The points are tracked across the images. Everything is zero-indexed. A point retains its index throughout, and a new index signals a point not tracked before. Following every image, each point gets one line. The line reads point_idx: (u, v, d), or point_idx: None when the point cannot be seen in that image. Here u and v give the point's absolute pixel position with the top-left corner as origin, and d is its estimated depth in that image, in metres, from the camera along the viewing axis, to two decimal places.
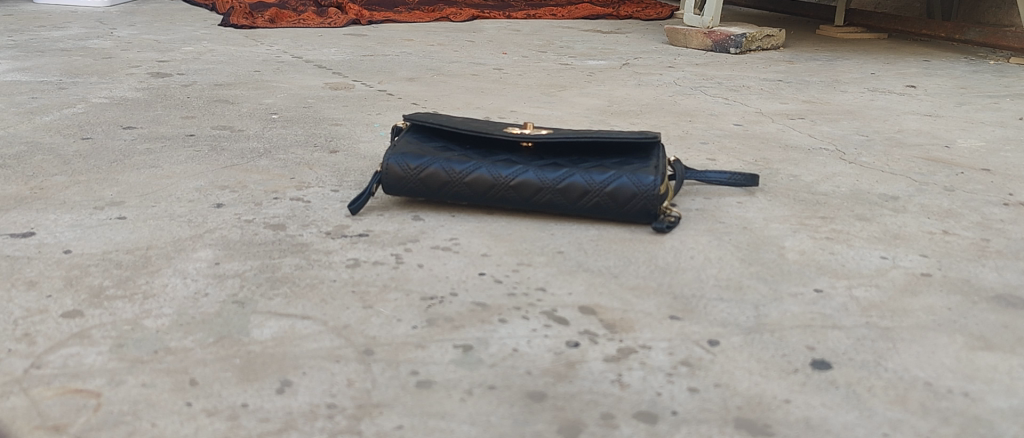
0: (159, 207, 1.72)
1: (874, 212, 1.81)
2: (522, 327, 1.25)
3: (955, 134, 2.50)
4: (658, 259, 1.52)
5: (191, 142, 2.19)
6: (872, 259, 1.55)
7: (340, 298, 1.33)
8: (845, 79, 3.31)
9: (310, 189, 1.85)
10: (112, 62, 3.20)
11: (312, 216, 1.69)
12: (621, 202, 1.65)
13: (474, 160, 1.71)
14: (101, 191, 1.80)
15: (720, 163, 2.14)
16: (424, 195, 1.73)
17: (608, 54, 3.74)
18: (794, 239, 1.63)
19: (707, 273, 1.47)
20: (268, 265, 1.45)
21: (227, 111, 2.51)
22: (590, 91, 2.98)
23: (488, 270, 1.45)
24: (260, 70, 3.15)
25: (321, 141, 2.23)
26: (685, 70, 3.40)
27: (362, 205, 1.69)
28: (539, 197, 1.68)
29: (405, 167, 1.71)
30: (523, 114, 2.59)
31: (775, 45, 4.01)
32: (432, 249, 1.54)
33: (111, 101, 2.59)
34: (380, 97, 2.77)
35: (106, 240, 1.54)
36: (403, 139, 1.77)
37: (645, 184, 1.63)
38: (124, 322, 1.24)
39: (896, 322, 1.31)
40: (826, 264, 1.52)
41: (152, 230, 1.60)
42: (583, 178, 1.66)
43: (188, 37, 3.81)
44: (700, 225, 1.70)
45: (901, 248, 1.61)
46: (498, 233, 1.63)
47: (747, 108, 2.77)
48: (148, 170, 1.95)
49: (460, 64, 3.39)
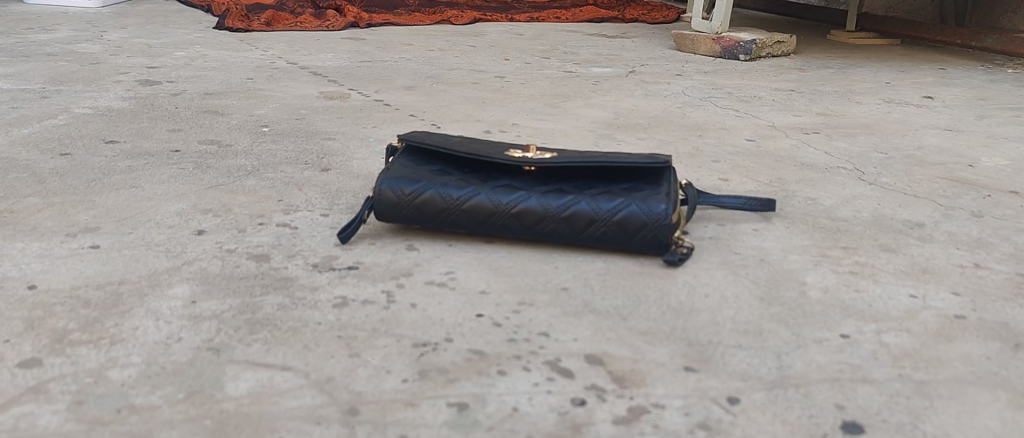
0: (136, 234, 1.61)
1: (899, 242, 1.69)
2: (523, 381, 1.14)
3: (978, 151, 2.38)
4: (670, 297, 1.41)
5: (175, 159, 2.07)
6: (900, 298, 1.44)
7: (324, 345, 1.22)
8: (858, 89, 3.19)
9: (298, 213, 1.74)
10: (100, 68, 3.09)
11: (299, 246, 1.58)
12: (630, 233, 1.54)
13: (472, 185, 1.59)
14: (75, 215, 1.69)
15: (733, 184, 2.03)
16: (420, 222, 1.61)
17: (613, 60, 3.63)
18: (816, 274, 1.52)
19: (723, 315, 1.35)
20: (248, 304, 1.34)
21: (216, 123, 2.40)
22: (596, 102, 2.86)
23: (487, 311, 1.34)
24: (252, 78, 3.03)
25: (312, 158, 2.12)
26: (692, 79, 3.28)
27: (353, 232, 1.58)
28: (542, 226, 1.56)
29: (400, 193, 1.60)
30: (526, 129, 2.48)
31: (786, 51, 3.89)
32: (426, 286, 1.43)
33: (96, 112, 2.48)
34: (377, 109, 2.66)
35: (76, 274, 1.43)
36: (397, 162, 1.66)
37: (656, 213, 1.53)
38: (87, 373, 1.13)
39: (931, 374, 1.20)
40: (852, 304, 1.41)
41: (127, 262, 1.49)
42: (589, 205, 1.55)
43: (180, 40, 3.69)
44: (714, 256, 1.58)
45: (931, 284, 1.50)
46: (499, 265, 1.52)
47: (760, 121, 2.65)
48: (128, 191, 1.84)
49: (461, 72, 3.27)
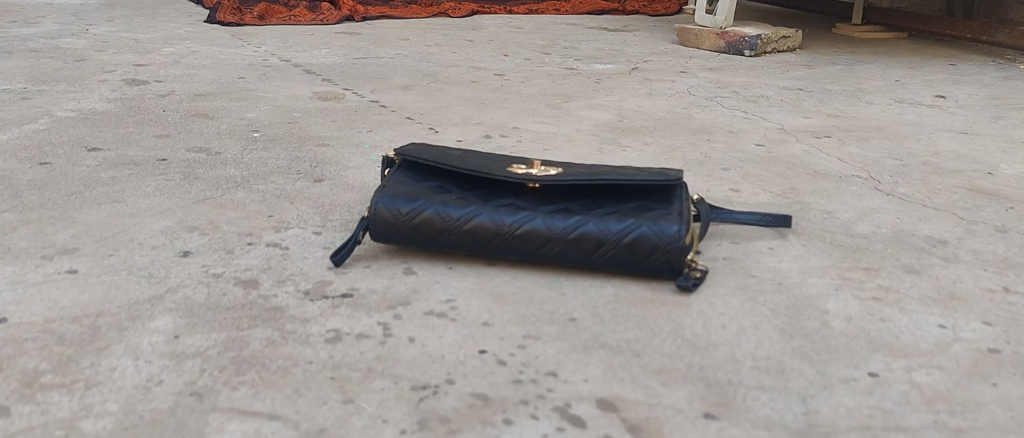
0: (117, 256, 1.52)
1: (922, 262, 1.61)
2: (530, 432, 1.05)
3: (997, 157, 2.29)
4: (685, 329, 1.32)
5: (161, 168, 1.98)
6: (928, 328, 1.36)
7: (316, 389, 1.13)
8: (868, 87, 3.10)
9: (289, 230, 1.65)
10: (84, 65, 2.98)
11: (289, 269, 1.49)
12: (641, 256, 1.45)
13: (473, 205, 1.50)
14: (53, 235, 1.60)
15: (745, 195, 1.94)
16: (418, 244, 1.52)
17: (615, 56, 3.53)
18: (838, 301, 1.44)
19: (743, 350, 1.27)
20: (234, 339, 1.25)
21: (205, 128, 2.31)
22: (599, 102, 2.77)
23: (490, 347, 1.25)
24: (243, 77, 2.93)
25: (305, 167, 2.03)
26: (697, 77, 3.19)
27: (346, 255, 1.49)
28: (547, 248, 1.47)
29: (396, 213, 1.50)
30: (528, 133, 2.39)
31: (792, 46, 3.80)
32: (425, 316, 1.34)
33: (79, 115, 2.38)
34: (372, 110, 2.56)
35: (51, 304, 1.34)
36: (393, 178, 1.56)
37: (668, 235, 1.44)
38: (59, 424, 1.04)
39: (969, 420, 1.11)
40: (878, 336, 1.32)
41: (106, 289, 1.40)
42: (597, 227, 1.46)
43: (169, 35, 3.58)
44: (729, 280, 1.50)
45: (960, 312, 1.41)
46: (501, 291, 1.43)
47: (769, 123, 2.56)
48: (110, 206, 1.74)
49: (459, 69, 3.18)
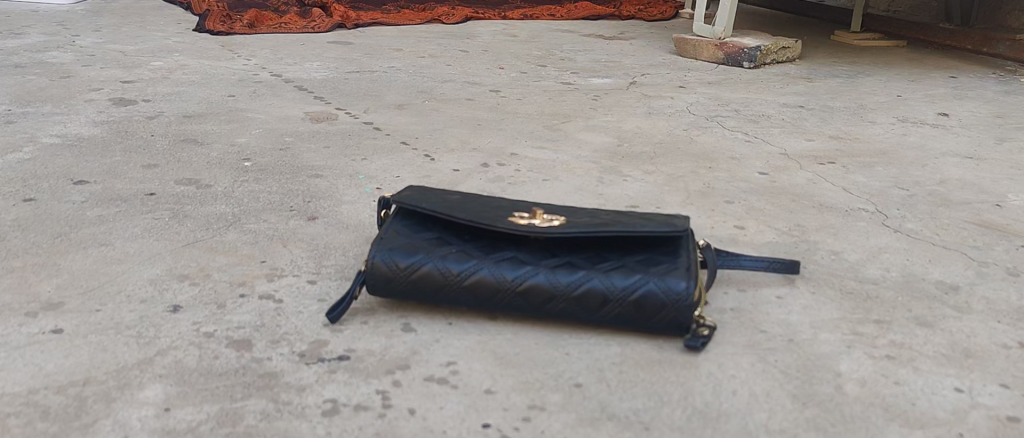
0: (104, 311, 1.46)
1: (934, 312, 1.56)
2: None
3: (1003, 186, 2.25)
4: (695, 396, 1.28)
5: (150, 205, 1.92)
6: (944, 393, 1.31)
7: None
8: (869, 104, 3.06)
9: (283, 279, 1.60)
10: (70, 82, 2.91)
11: (284, 326, 1.43)
12: (648, 314, 1.40)
13: (474, 258, 1.45)
14: (37, 286, 1.54)
15: (749, 232, 1.89)
16: (417, 298, 1.47)
17: (612, 69, 3.48)
18: (851, 360, 1.39)
19: (755, 422, 1.22)
20: (227, 412, 1.20)
21: (195, 157, 2.25)
22: (597, 123, 2.72)
23: (493, 420, 1.20)
24: (233, 95, 2.87)
25: (298, 202, 1.98)
26: (696, 92, 3.14)
27: (342, 311, 1.44)
28: (551, 304, 1.43)
29: (394, 267, 1.45)
30: (526, 159, 2.33)
31: (791, 57, 3.76)
32: (426, 382, 1.29)
33: (64, 142, 2.32)
34: (366, 134, 2.51)
35: (35, 371, 1.29)
36: (391, 228, 1.51)
37: (676, 292, 1.39)
38: None
39: None
40: (894, 403, 1.28)
41: (94, 352, 1.34)
42: (602, 282, 1.41)
43: (158, 47, 3.52)
44: (738, 336, 1.45)
45: (976, 373, 1.37)
46: (504, 352, 1.38)
47: (770, 148, 2.51)
48: (96, 251, 1.69)
49: (454, 85, 3.12)
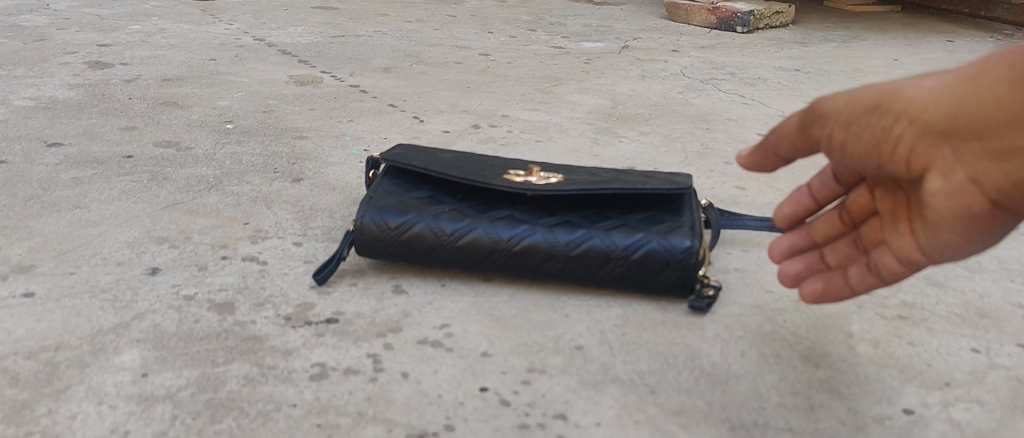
0: (78, 275, 1.39)
1: (945, 272, 1.51)
2: None
3: None
4: (702, 357, 1.22)
5: (127, 168, 1.84)
6: (961, 354, 1.26)
7: None
8: (866, 67, 3.00)
9: (267, 241, 1.52)
10: (44, 46, 2.81)
11: (269, 289, 1.37)
12: (652, 274, 1.34)
13: (468, 218, 1.38)
14: (8, 249, 1.46)
15: (751, 193, 1.83)
16: (408, 260, 1.40)
17: (603, 33, 3.40)
18: (862, 321, 1.34)
19: (766, 383, 1.17)
20: (209, 377, 1.14)
21: (174, 119, 2.17)
22: (590, 85, 2.64)
23: (491, 384, 1.14)
24: (215, 58, 2.78)
25: (282, 164, 1.90)
26: (690, 56, 3.07)
27: (330, 273, 1.37)
28: (549, 265, 1.36)
29: (384, 227, 1.38)
30: (518, 121, 2.26)
31: (784, 22, 3.69)
32: (419, 345, 1.23)
33: (37, 104, 2.23)
34: (352, 96, 2.43)
35: (4, 336, 1.21)
36: (380, 187, 1.44)
37: (681, 250, 1.33)
38: None
39: None
40: (909, 364, 1.23)
41: (67, 316, 1.27)
42: (603, 241, 1.35)
43: (136, 11, 3.41)
44: (744, 297, 1.39)
45: (992, 332, 1.32)
46: (500, 315, 1.31)
47: (768, 110, 2.45)
48: (70, 213, 1.61)
49: (442, 49, 3.04)
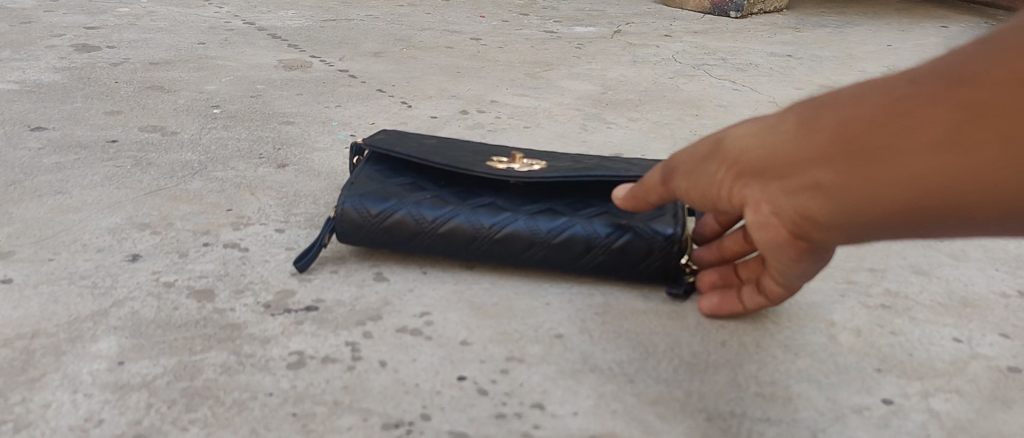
0: (58, 261, 1.38)
1: (930, 260, 1.50)
2: None
3: None
4: (682, 346, 1.22)
5: (111, 153, 1.83)
6: (943, 343, 1.25)
7: (276, 430, 1.02)
8: (859, 53, 2.99)
9: (249, 228, 1.52)
10: (31, 28, 2.79)
11: (249, 276, 1.36)
12: (633, 262, 1.33)
13: (450, 205, 1.37)
14: None
15: None
16: (389, 246, 1.39)
17: (595, 18, 3.38)
18: (845, 310, 1.33)
19: (746, 373, 1.16)
20: (186, 366, 1.13)
21: (160, 104, 2.15)
22: (580, 71, 2.63)
23: (470, 372, 1.14)
24: (204, 42, 2.76)
25: (268, 150, 1.89)
26: (682, 41, 3.06)
27: (311, 259, 1.35)
28: (530, 253, 1.35)
29: (365, 213, 1.37)
30: (507, 106, 2.25)
31: (777, 7, 3.67)
32: (398, 333, 1.22)
33: (23, 88, 2.21)
34: (340, 81, 2.41)
35: None
36: (362, 174, 1.43)
37: (663, 239, 1.32)
38: None
39: None
40: (890, 354, 1.22)
41: (44, 303, 1.26)
42: (585, 229, 1.34)
43: None
44: None
45: (975, 322, 1.31)
46: (482, 303, 1.31)
47: (759, 96, 2.44)
48: (52, 199, 1.60)
49: (433, 33, 3.02)
